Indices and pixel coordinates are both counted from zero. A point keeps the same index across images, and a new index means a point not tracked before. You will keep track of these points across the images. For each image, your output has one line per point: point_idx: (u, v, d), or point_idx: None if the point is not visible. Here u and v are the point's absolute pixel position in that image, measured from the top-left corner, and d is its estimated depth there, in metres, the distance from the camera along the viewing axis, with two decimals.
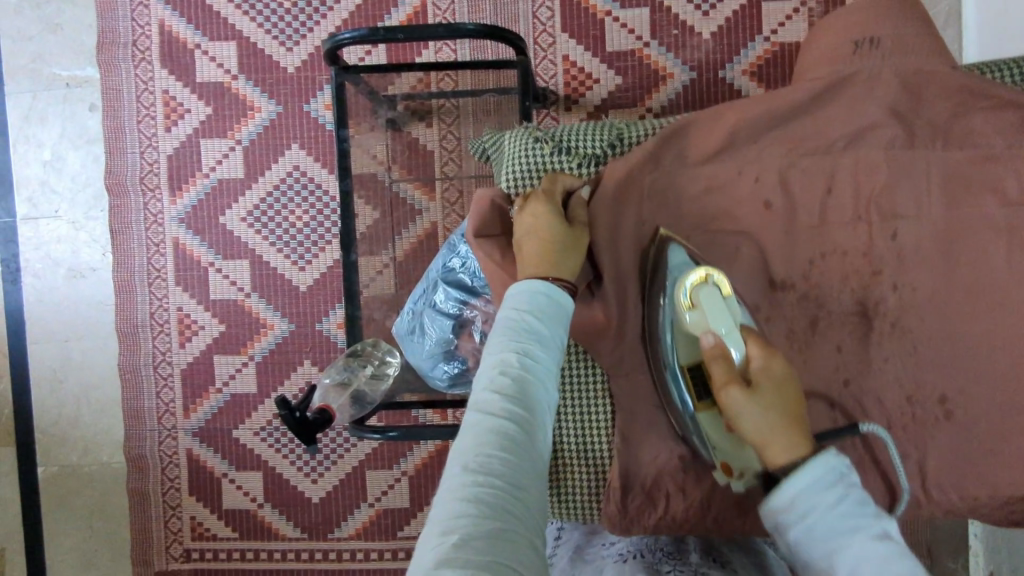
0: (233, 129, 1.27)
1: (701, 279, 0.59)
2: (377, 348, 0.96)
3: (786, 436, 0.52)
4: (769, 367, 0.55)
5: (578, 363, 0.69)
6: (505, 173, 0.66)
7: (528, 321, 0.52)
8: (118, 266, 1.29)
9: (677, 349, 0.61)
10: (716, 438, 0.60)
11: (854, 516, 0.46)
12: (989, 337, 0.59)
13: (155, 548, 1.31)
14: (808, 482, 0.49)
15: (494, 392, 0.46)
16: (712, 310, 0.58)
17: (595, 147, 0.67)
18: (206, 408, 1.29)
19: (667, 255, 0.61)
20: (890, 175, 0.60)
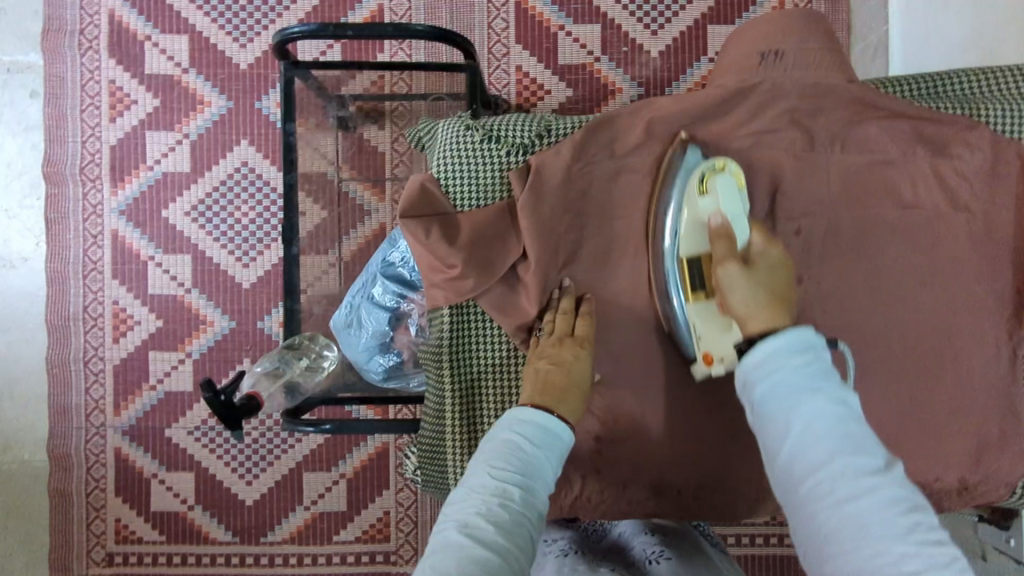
0: (181, 122, 1.26)
1: (718, 169, 0.62)
2: (315, 342, 0.95)
3: (770, 312, 0.58)
4: (768, 252, 0.61)
5: (487, 334, 0.69)
6: (437, 161, 0.68)
7: (525, 447, 0.56)
8: (52, 257, 1.25)
9: (681, 234, 0.63)
10: (700, 330, 0.63)
11: (814, 379, 0.53)
12: (880, 329, 0.66)
13: (74, 552, 1.25)
14: (783, 344, 0.55)
15: (484, 519, 0.50)
16: (726, 196, 0.61)
17: (525, 136, 0.68)
18: (138, 405, 1.25)
19: (685, 155, 0.64)
20: (797, 178, 0.65)
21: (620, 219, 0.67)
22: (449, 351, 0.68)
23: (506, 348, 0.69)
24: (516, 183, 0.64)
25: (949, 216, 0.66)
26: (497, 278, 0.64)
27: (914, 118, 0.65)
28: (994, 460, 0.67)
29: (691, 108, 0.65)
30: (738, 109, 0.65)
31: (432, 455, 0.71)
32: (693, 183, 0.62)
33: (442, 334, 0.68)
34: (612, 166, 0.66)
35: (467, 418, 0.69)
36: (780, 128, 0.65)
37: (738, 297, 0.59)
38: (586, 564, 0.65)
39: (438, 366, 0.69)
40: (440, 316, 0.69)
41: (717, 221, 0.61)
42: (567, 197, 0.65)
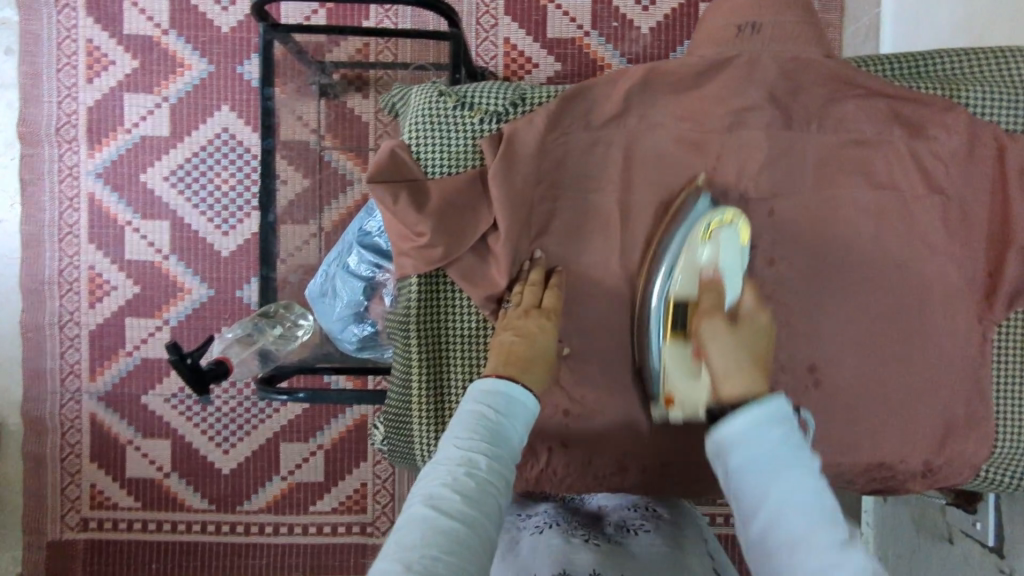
0: (160, 85, 1.23)
1: (727, 221, 0.63)
2: (290, 311, 0.93)
3: (745, 377, 0.57)
4: (756, 315, 0.62)
5: (457, 303, 0.68)
6: (408, 125, 0.66)
7: (492, 417, 0.54)
8: (27, 219, 1.23)
9: (676, 272, 0.64)
10: (670, 372, 0.64)
11: (789, 453, 0.52)
12: (851, 311, 0.66)
13: (47, 517, 1.24)
14: (758, 414, 0.54)
15: (449, 489, 0.48)
16: (726, 249, 0.63)
17: (498, 103, 0.66)
18: (115, 371, 1.24)
19: (697, 201, 0.64)
20: (772, 155, 0.65)
21: (594, 193, 0.66)
22: (417, 318, 0.67)
23: (474, 318, 0.68)
24: (488, 151, 0.63)
25: (924, 198, 0.66)
26: (466, 249, 0.63)
27: (892, 97, 0.64)
28: (958, 444, 0.68)
29: (666, 81, 0.64)
30: (713, 84, 0.64)
31: (396, 424, 0.70)
32: (697, 228, 0.64)
33: (410, 299, 0.67)
34: (585, 137, 0.65)
35: (433, 387, 0.69)
36: (755, 106, 0.64)
37: (721, 349, 0.59)
38: (560, 537, 0.63)
39: (406, 335, 0.68)
40: (409, 286, 0.67)
41: (711, 272, 0.63)
42: (539, 168, 0.64)
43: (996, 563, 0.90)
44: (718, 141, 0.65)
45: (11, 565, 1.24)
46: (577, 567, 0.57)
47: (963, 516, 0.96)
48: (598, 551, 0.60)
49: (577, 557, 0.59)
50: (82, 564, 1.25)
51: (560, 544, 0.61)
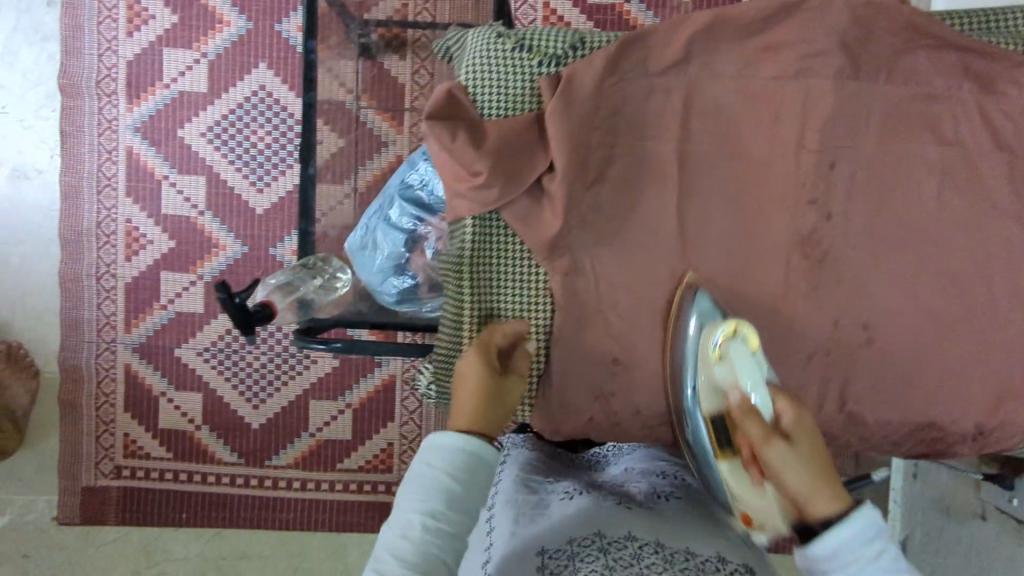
0: (199, 41, 1.23)
1: (731, 334, 0.61)
2: (328, 264, 0.93)
3: (825, 492, 0.54)
4: (801, 421, 0.57)
5: (510, 249, 0.67)
6: (465, 63, 0.65)
7: (449, 475, 0.59)
8: (67, 170, 1.24)
9: (701, 397, 0.62)
10: (738, 493, 0.58)
11: (889, 569, 0.51)
12: (910, 269, 0.65)
13: (83, 464, 1.27)
14: (853, 529, 0.52)
15: (402, 538, 0.57)
16: (740, 365, 0.59)
17: (557, 47, 0.65)
18: (149, 324, 1.26)
19: (695, 303, 0.64)
20: (837, 106, 0.63)
21: (651, 141, 0.65)
22: (469, 263, 0.67)
23: (527, 265, 0.67)
24: (546, 89, 0.62)
25: (991, 156, 0.64)
26: (521, 192, 0.62)
27: (963, 50, 0.63)
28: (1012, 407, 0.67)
29: (735, 22, 0.62)
30: (784, 27, 0.62)
31: (444, 371, 0.70)
32: (706, 347, 0.62)
33: (462, 244, 0.67)
34: (648, 82, 0.64)
35: (483, 334, 0.68)
36: (823, 54, 0.62)
37: (790, 472, 0.54)
38: (590, 500, 0.63)
39: (459, 278, 0.68)
40: (463, 229, 0.67)
41: (736, 396, 0.59)
42: (597, 112, 0.63)
43: None
44: (782, 89, 0.64)
45: (47, 509, 1.27)
46: (611, 528, 0.58)
47: (999, 491, 0.96)
48: (631, 516, 0.60)
49: (610, 520, 0.59)
50: (115, 511, 1.28)
51: (592, 506, 0.62)
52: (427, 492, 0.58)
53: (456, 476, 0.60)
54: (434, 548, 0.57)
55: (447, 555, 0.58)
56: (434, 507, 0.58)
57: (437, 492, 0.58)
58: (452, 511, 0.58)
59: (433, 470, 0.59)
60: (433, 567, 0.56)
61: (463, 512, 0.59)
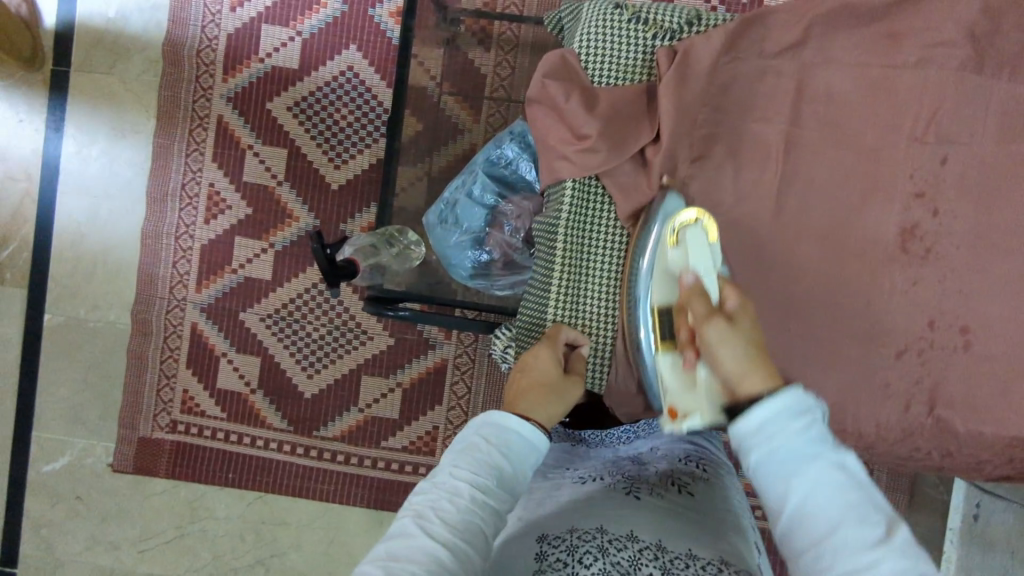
0: (297, 20, 1.29)
1: (691, 221, 0.61)
2: (404, 236, 0.92)
3: (761, 374, 0.52)
4: (746, 309, 0.56)
5: (604, 216, 0.68)
6: (581, 31, 0.67)
7: (493, 454, 0.58)
8: (161, 133, 1.31)
9: (654, 285, 0.62)
10: (670, 385, 0.59)
11: (811, 446, 0.49)
12: (1014, 274, 0.64)
13: (142, 414, 1.32)
14: (774, 409, 0.50)
15: (440, 516, 0.52)
16: (694, 248, 0.59)
17: (674, 22, 0.67)
18: (219, 286, 1.31)
19: (665, 202, 0.63)
20: (953, 101, 0.63)
21: (758, 122, 0.65)
22: (565, 226, 0.69)
23: (618, 233, 0.68)
24: (663, 61, 0.64)
25: None
26: (626, 157, 0.65)
27: None
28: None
29: (855, 11, 0.63)
30: (902, 19, 0.64)
31: (529, 333, 0.72)
32: (666, 232, 0.62)
33: (561, 206, 0.69)
34: (761, 62, 0.64)
35: (570, 298, 0.69)
36: (946, 45, 0.63)
37: (725, 355, 0.53)
38: (602, 492, 0.69)
39: (552, 241, 0.69)
40: (562, 191, 0.69)
41: (688, 278, 0.58)
42: (707, 89, 0.64)
43: None
44: (898, 80, 0.64)
45: (104, 455, 1.32)
46: (615, 524, 0.62)
47: None
48: (636, 511, 0.64)
49: (622, 510, 0.64)
50: (166, 464, 1.31)
51: (602, 498, 0.67)
52: (479, 465, 0.56)
53: (506, 453, 0.58)
54: (478, 520, 0.54)
55: (488, 527, 0.55)
56: (485, 481, 0.56)
57: (487, 466, 0.57)
58: (499, 486, 0.56)
59: (487, 446, 0.58)
60: (474, 535, 0.53)
61: (509, 494, 0.57)
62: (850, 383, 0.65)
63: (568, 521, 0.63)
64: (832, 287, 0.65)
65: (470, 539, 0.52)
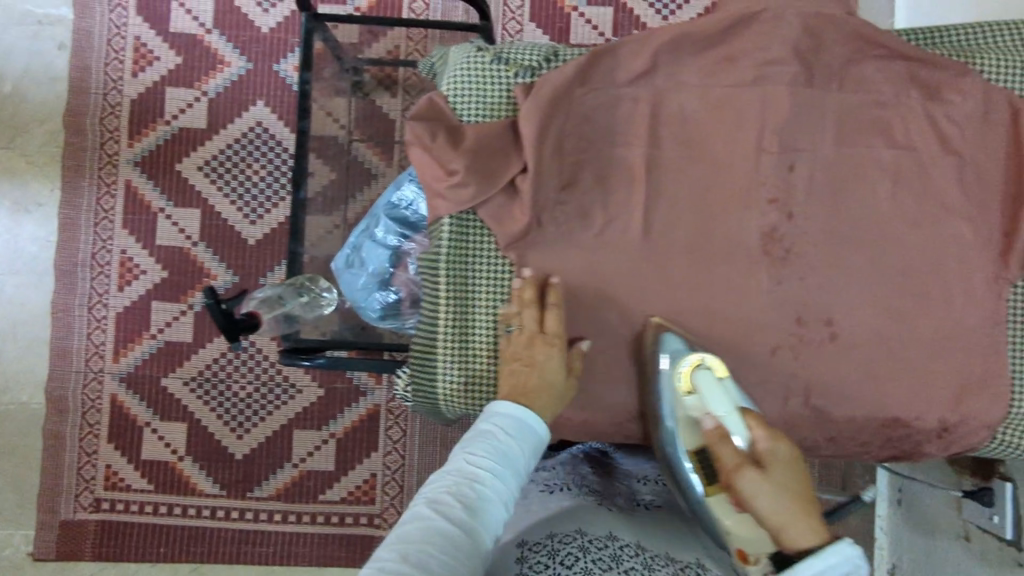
0: (200, 80, 1.30)
1: (695, 364, 0.68)
2: (316, 285, 0.93)
3: (804, 518, 0.58)
4: (774, 448, 0.63)
5: (483, 247, 0.71)
6: (448, 74, 0.71)
7: (501, 443, 0.59)
8: (67, 203, 1.28)
9: (682, 433, 0.69)
10: (728, 524, 0.64)
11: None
12: (867, 267, 0.69)
13: (62, 496, 1.25)
14: (824, 564, 0.54)
15: (454, 498, 0.53)
16: (711, 395, 0.67)
17: (531, 60, 0.72)
18: (138, 353, 1.27)
19: (663, 342, 0.69)
20: (792, 112, 0.68)
21: (619, 147, 0.70)
22: (446, 261, 0.71)
23: (499, 263, 0.71)
24: (522, 94, 0.69)
25: (943, 162, 0.69)
26: (498, 188, 0.68)
27: (907, 60, 0.69)
28: (979, 406, 0.70)
29: (696, 38, 0.68)
30: (739, 40, 0.68)
31: (422, 369, 0.72)
32: (676, 379, 0.68)
33: (440, 240, 0.71)
34: (617, 91, 0.70)
35: (460, 332, 0.72)
36: (779, 64, 0.68)
37: (763, 496, 0.60)
38: (572, 499, 0.71)
39: (436, 274, 0.71)
40: (441, 227, 0.71)
41: (711, 423, 0.66)
42: (566, 120, 0.69)
43: (1014, 555, 0.89)
44: (743, 96, 0.69)
45: (23, 545, 1.25)
46: (591, 525, 0.64)
47: (981, 508, 0.95)
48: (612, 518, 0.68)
49: (601, 517, 0.68)
50: (91, 546, 1.25)
51: (575, 504, 0.69)
52: (493, 454, 0.58)
53: (517, 446, 0.60)
54: (496, 507, 0.55)
55: (501, 512, 0.55)
56: (502, 469, 0.57)
57: (503, 457, 0.58)
58: (510, 474, 0.58)
59: (501, 436, 0.60)
60: (493, 520, 0.54)
61: (514, 476, 0.58)
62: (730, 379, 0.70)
63: (546, 527, 0.63)
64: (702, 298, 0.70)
65: (489, 523, 0.54)
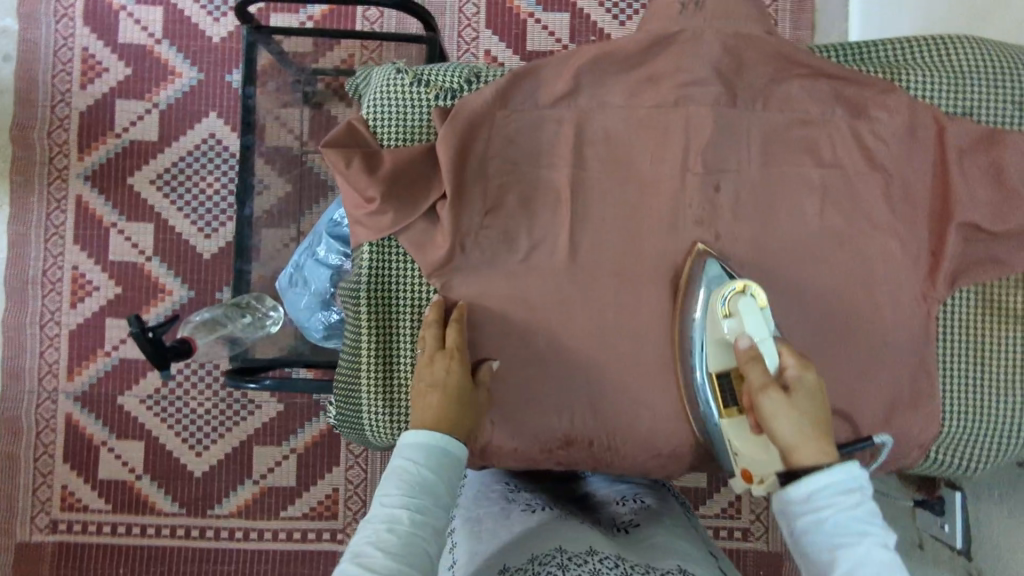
0: (151, 92, 1.27)
1: (739, 291, 0.65)
2: (262, 303, 0.98)
3: (817, 443, 0.55)
4: (804, 376, 0.57)
5: (403, 270, 0.74)
6: (369, 98, 0.75)
7: (418, 473, 0.57)
8: (15, 219, 1.25)
9: (710, 355, 0.66)
10: (740, 448, 0.62)
11: (864, 522, 0.51)
12: (784, 281, 0.73)
13: (18, 518, 1.23)
14: (827, 480, 0.53)
15: (377, 549, 0.52)
16: (747, 316, 0.63)
17: (452, 82, 0.75)
18: (92, 371, 1.25)
19: (704, 267, 0.69)
20: (715, 132, 0.71)
21: (546, 168, 0.73)
22: (367, 286, 0.74)
23: (419, 286, 0.75)
24: (437, 119, 0.72)
25: (869, 177, 0.73)
26: (419, 214, 0.71)
27: (827, 77, 0.72)
28: (896, 416, 0.74)
29: (616, 58, 0.71)
30: (659, 60, 0.71)
31: (347, 390, 0.76)
32: (718, 304, 0.66)
33: (360, 267, 0.74)
34: (541, 112, 0.73)
35: (382, 362, 0.75)
36: (701, 83, 0.71)
37: (782, 424, 0.56)
38: (553, 518, 0.68)
39: (358, 299, 0.75)
40: (361, 253, 0.75)
41: (743, 342, 0.61)
42: (489, 142, 0.72)
43: (964, 565, 0.90)
44: (667, 116, 0.72)
45: None
46: (570, 544, 0.61)
47: (932, 517, 0.96)
48: (588, 532, 0.65)
49: (584, 534, 0.64)
50: (49, 568, 1.23)
51: (554, 524, 0.66)
52: (408, 488, 0.56)
53: (434, 469, 0.58)
54: (418, 542, 0.54)
55: (431, 547, 0.55)
56: (419, 502, 0.55)
57: (420, 488, 0.56)
58: (432, 502, 0.56)
59: (415, 466, 0.58)
60: (416, 557, 0.53)
61: (438, 503, 0.57)
62: (649, 398, 0.73)
63: (526, 551, 0.60)
64: (633, 315, 0.72)
65: (411, 561, 0.52)
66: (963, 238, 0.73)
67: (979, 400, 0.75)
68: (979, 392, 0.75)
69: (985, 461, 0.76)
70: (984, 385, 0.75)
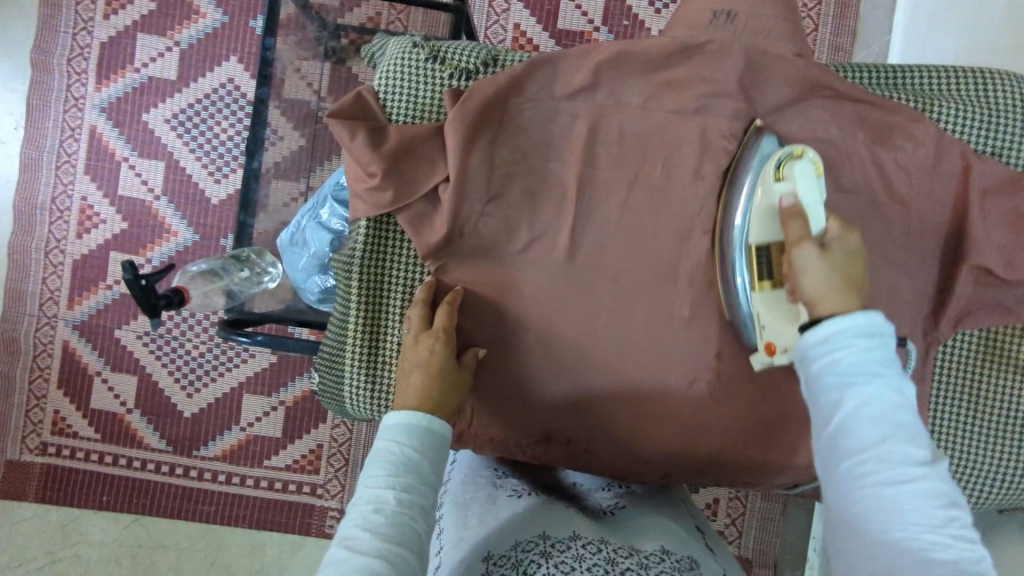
0: (174, 30, 1.26)
1: (795, 156, 0.64)
2: (262, 258, 0.98)
3: (842, 297, 0.54)
4: (846, 239, 0.58)
5: (398, 250, 0.74)
6: (381, 69, 0.74)
7: (403, 453, 0.58)
8: (28, 143, 1.25)
9: (752, 225, 0.66)
10: (766, 318, 0.64)
11: (877, 365, 0.51)
12: None
13: (9, 436, 1.26)
14: (847, 324, 0.52)
15: (364, 531, 0.53)
16: (802, 181, 0.62)
17: (468, 63, 0.74)
18: (93, 303, 1.26)
19: (761, 142, 0.68)
20: (731, 145, 0.71)
21: (556, 162, 0.72)
22: (361, 263, 0.74)
23: (414, 267, 0.75)
24: (447, 100, 0.71)
25: (883, 207, 0.72)
26: (421, 194, 0.71)
27: (852, 100, 0.71)
28: None
29: (638, 59, 0.70)
30: (682, 67, 0.71)
31: (332, 363, 0.77)
32: (772, 168, 0.65)
33: (355, 244, 0.74)
34: (558, 103, 0.72)
35: (369, 339, 0.75)
36: (721, 95, 0.70)
37: (811, 276, 0.56)
38: (539, 504, 0.67)
39: (350, 275, 0.75)
40: (358, 230, 0.74)
41: (787, 202, 0.61)
42: (502, 128, 0.71)
43: None
44: (684, 124, 0.71)
45: None
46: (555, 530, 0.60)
47: None
48: (571, 517, 0.64)
49: (570, 520, 0.63)
50: (36, 488, 1.26)
51: (540, 510, 0.65)
52: (392, 467, 0.57)
53: (416, 449, 0.59)
54: (408, 522, 0.55)
55: (419, 525, 0.55)
56: (405, 481, 0.56)
57: (405, 467, 0.57)
58: (416, 480, 0.57)
59: (398, 446, 0.59)
60: (407, 538, 0.54)
61: (421, 480, 0.57)
62: (629, 402, 0.74)
63: (512, 537, 0.60)
64: (626, 320, 0.72)
65: (404, 542, 0.53)
66: (970, 282, 0.72)
67: (967, 446, 0.76)
68: (966, 437, 0.76)
69: (962, 505, 0.78)
70: (973, 432, 0.76)
